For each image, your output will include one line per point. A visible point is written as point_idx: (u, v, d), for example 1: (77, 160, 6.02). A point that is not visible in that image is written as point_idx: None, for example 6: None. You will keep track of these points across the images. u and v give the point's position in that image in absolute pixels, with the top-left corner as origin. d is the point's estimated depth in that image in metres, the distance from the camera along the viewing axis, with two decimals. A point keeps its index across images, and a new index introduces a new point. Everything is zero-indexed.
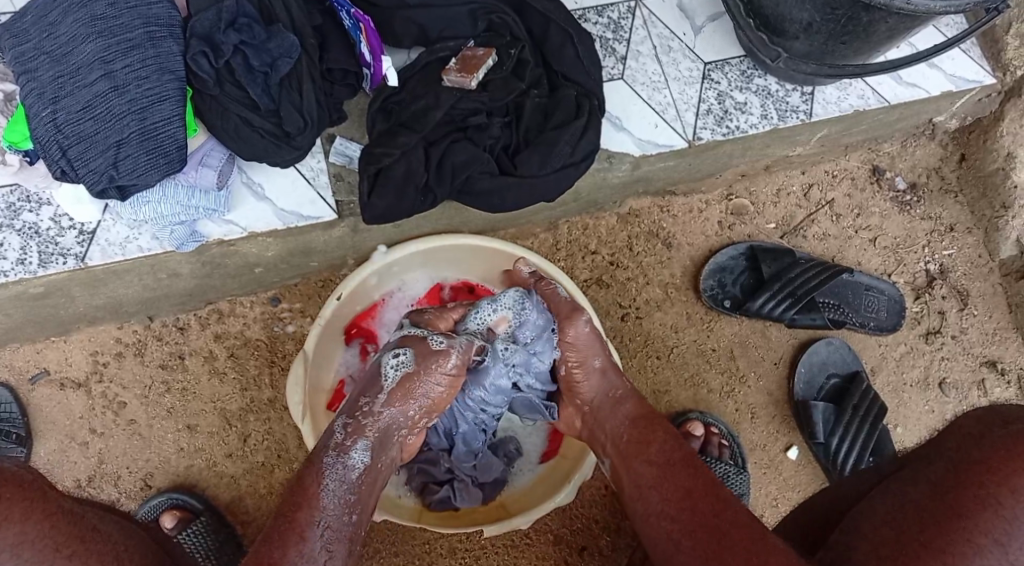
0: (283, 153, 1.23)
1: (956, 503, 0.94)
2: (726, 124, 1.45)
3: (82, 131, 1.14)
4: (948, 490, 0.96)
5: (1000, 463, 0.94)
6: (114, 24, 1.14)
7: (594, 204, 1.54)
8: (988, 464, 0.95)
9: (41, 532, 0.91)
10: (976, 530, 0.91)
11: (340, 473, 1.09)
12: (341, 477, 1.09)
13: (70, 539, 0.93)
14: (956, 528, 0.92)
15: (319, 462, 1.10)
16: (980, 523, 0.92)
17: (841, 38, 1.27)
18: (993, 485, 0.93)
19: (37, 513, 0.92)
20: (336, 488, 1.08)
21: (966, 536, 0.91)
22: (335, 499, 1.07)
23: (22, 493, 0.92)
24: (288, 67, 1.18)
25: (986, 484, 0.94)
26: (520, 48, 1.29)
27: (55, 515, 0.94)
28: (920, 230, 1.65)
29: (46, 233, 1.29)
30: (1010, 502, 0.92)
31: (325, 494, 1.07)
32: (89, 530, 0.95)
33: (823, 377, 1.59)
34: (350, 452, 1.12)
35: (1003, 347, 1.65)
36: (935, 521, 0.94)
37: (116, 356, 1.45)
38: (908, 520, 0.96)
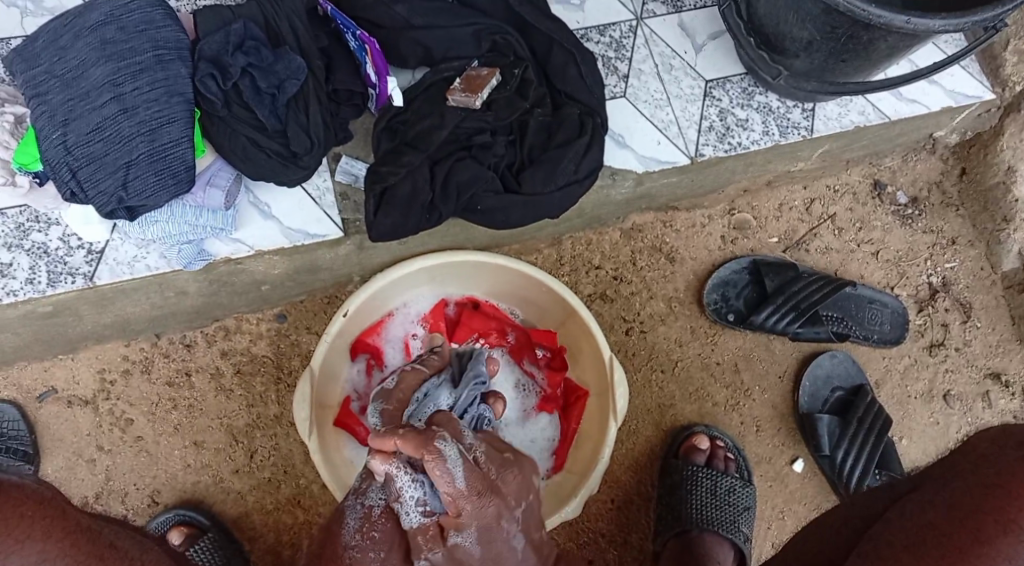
0: (289, 173, 1.24)
1: (976, 527, 0.94)
2: (727, 140, 1.46)
3: (91, 153, 1.15)
4: (965, 514, 0.96)
5: (1018, 484, 0.95)
6: (123, 47, 1.15)
7: (598, 220, 1.55)
8: (1007, 486, 0.95)
9: (62, 550, 0.92)
10: (996, 555, 0.92)
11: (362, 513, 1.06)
12: (362, 518, 1.05)
13: (89, 558, 0.94)
14: (978, 554, 0.93)
15: (341, 505, 1.08)
16: (1001, 549, 0.92)
17: (841, 55, 1.28)
18: (1016, 510, 0.93)
19: (58, 532, 0.92)
20: (356, 526, 1.04)
21: (987, 562, 0.92)
22: (358, 535, 1.03)
23: (42, 512, 0.92)
24: (295, 88, 1.20)
25: (1005, 508, 0.94)
26: (523, 68, 1.30)
27: (73, 534, 0.94)
28: (922, 244, 1.66)
29: (55, 253, 1.30)
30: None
31: (347, 533, 1.04)
32: (106, 548, 0.96)
33: (827, 391, 1.59)
34: (369, 493, 1.07)
35: (1007, 359, 1.65)
36: (956, 547, 0.94)
37: (124, 374, 1.46)
38: (927, 541, 0.97)
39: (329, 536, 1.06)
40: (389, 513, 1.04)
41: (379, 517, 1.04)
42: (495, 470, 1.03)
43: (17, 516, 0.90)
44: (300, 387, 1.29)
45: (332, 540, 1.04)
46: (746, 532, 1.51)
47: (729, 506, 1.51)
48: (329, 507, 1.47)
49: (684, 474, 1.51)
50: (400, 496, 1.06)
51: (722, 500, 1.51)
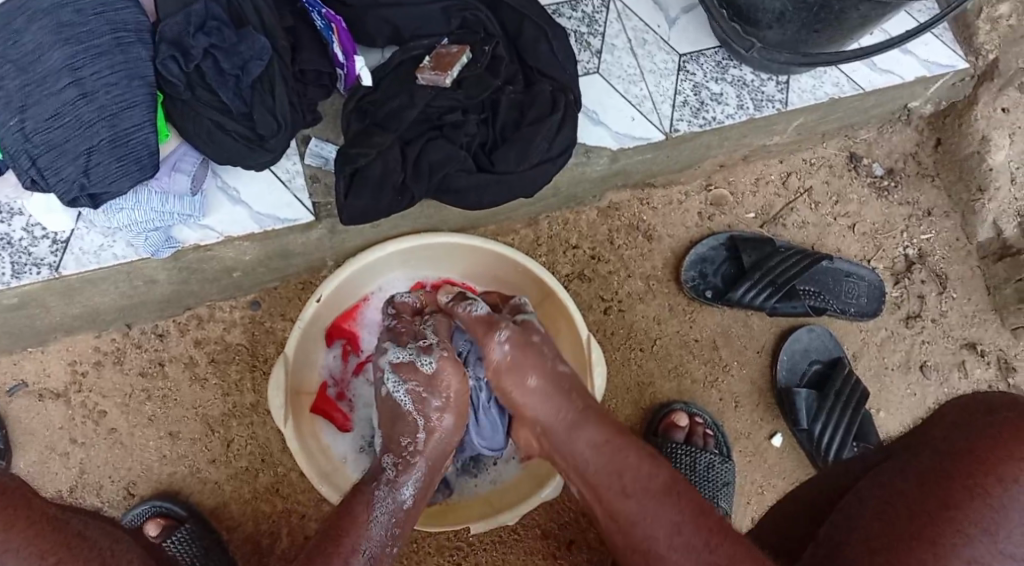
0: (256, 156, 1.22)
1: (944, 494, 0.95)
2: (702, 115, 1.45)
3: (50, 140, 1.12)
4: (935, 481, 0.97)
5: (988, 452, 0.96)
6: (81, 30, 1.12)
7: (573, 199, 1.54)
8: (976, 453, 0.96)
9: (23, 540, 0.90)
10: (967, 520, 0.92)
11: (389, 505, 1.12)
12: (392, 511, 1.12)
13: (55, 546, 0.92)
14: (946, 520, 0.93)
15: (364, 492, 1.13)
16: (969, 514, 0.92)
17: (813, 26, 1.27)
18: (982, 475, 0.94)
19: (20, 522, 0.91)
20: (383, 518, 1.11)
21: (956, 527, 0.92)
22: (383, 529, 1.10)
23: (5, 501, 0.91)
24: (259, 69, 1.17)
25: (973, 475, 0.95)
26: (494, 44, 1.28)
27: (38, 523, 0.92)
28: (898, 215, 1.66)
29: (18, 243, 1.27)
30: (997, 491, 0.93)
31: (373, 522, 1.09)
32: (73, 537, 0.94)
33: (805, 364, 1.59)
34: (400, 488, 1.15)
35: (983, 329, 1.66)
36: (927, 513, 0.94)
37: (96, 365, 1.43)
38: (896, 509, 0.97)
39: (347, 516, 1.10)
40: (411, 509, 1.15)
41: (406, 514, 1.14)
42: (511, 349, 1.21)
43: None
44: (274, 375, 1.27)
45: (353, 524, 1.08)
46: (726, 508, 1.52)
47: (708, 482, 1.52)
48: (308, 496, 1.45)
49: (664, 451, 1.52)
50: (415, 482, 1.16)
51: (700, 475, 1.52)
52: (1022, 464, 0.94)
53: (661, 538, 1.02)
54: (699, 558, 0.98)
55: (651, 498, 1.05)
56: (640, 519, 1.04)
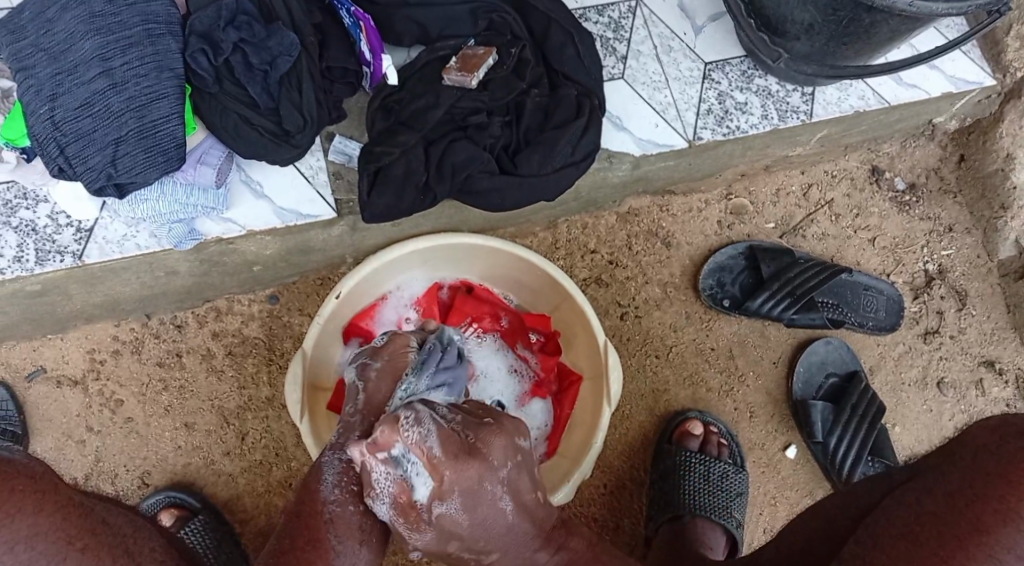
0: (282, 151, 1.22)
1: (975, 517, 0.94)
2: (726, 124, 1.45)
3: (79, 129, 1.13)
4: (966, 504, 0.95)
5: (1019, 474, 0.94)
6: (112, 21, 1.13)
7: (593, 204, 1.54)
8: (1008, 476, 0.94)
9: (53, 523, 0.90)
10: (999, 545, 0.92)
11: (337, 469, 1.08)
12: (341, 471, 1.07)
13: (82, 533, 0.92)
14: (977, 544, 0.93)
15: (317, 463, 1.09)
16: (1000, 538, 0.92)
17: (842, 39, 1.27)
18: (1015, 500, 0.93)
19: (50, 505, 0.91)
20: (334, 481, 1.06)
21: (987, 552, 0.92)
22: (334, 490, 1.06)
23: (35, 485, 0.91)
24: (288, 65, 1.18)
25: (1006, 498, 0.93)
26: (520, 47, 1.28)
27: (65, 507, 0.92)
28: (919, 230, 1.65)
29: (43, 230, 1.28)
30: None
31: (326, 488, 1.06)
32: (98, 523, 0.94)
33: (821, 376, 1.59)
34: (347, 448, 1.10)
35: (1001, 347, 1.65)
36: (957, 537, 0.94)
37: (114, 354, 1.44)
38: (926, 531, 0.97)
39: (308, 494, 1.07)
40: None
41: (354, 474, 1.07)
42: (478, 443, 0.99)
43: (8, 490, 0.88)
44: (291, 370, 1.27)
45: (310, 498, 1.06)
46: (739, 518, 1.51)
47: (721, 492, 1.51)
48: None
49: (678, 460, 1.51)
50: (371, 452, 1.10)
51: (714, 485, 1.51)
52: None
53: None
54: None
55: None
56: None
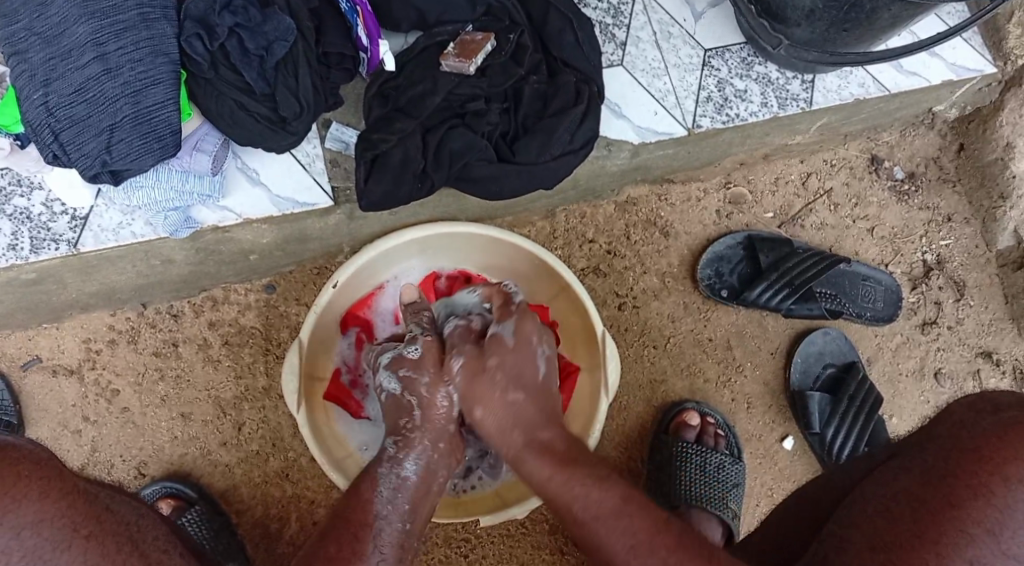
0: (279, 138, 1.22)
1: (949, 493, 0.94)
2: (725, 112, 1.44)
3: (73, 115, 1.12)
4: (941, 479, 0.96)
5: (992, 451, 0.95)
6: (106, 4, 1.12)
7: (591, 193, 1.53)
8: (981, 453, 0.95)
9: (58, 511, 0.90)
10: (969, 519, 0.91)
11: (394, 482, 1.11)
12: (398, 485, 1.11)
13: (87, 519, 0.92)
14: (949, 518, 0.92)
15: (372, 472, 1.12)
16: (974, 512, 0.92)
17: (842, 25, 1.26)
18: (988, 475, 0.93)
19: (55, 492, 0.91)
20: (389, 494, 1.09)
21: (959, 527, 0.91)
22: (388, 504, 1.08)
23: (39, 472, 0.91)
24: (283, 50, 1.16)
25: (978, 474, 0.94)
26: (519, 33, 1.27)
27: (71, 495, 0.92)
28: (918, 220, 1.65)
29: (37, 218, 1.27)
30: (1003, 490, 0.92)
31: (380, 501, 1.08)
32: (103, 510, 0.94)
33: (819, 366, 1.58)
34: (404, 463, 1.13)
35: (999, 338, 1.65)
36: (930, 513, 0.94)
37: (110, 343, 1.43)
38: (901, 508, 0.96)
39: (357, 498, 1.09)
40: (419, 482, 1.13)
41: (410, 488, 1.11)
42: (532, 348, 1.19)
43: (13, 475, 0.89)
44: (287, 359, 1.27)
45: (361, 505, 1.07)
46: (736, 508, 1.51)
47: (719, 482, 1.50)
48: (317, 481, 1.45)
49: (675, 451, 1.51)
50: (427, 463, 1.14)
51: (711, 476, 1.50)
52: None
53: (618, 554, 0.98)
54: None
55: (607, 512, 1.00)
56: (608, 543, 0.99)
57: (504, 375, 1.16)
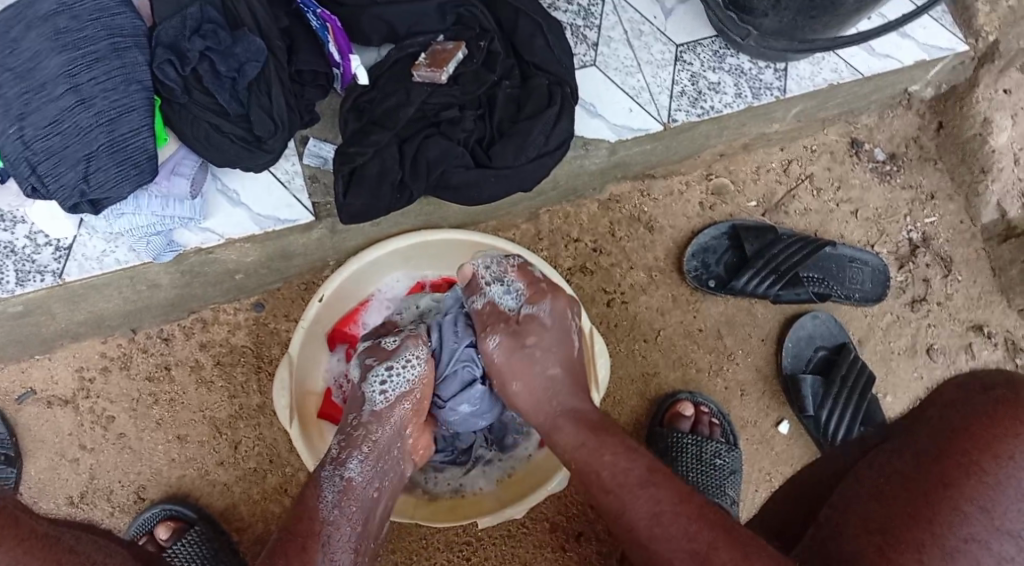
0: (255, 157, 1.22)
1: (941, 473, 0.96)
2: (700, 104, 1.45)
3: (49, 147, 1.12)
4: (932, 461, 0.97)
5: (982, 430, 0.97)
6: (77, 36, 1.12)
7: (574, 192, 1.53)
8: (972, 431, 0.97)
9: (14, 559, 0.89)
10: (962, 497, 0.93)
11: (337, 485, 1.10)
12: (341, 489, 1.10)
13: (44, 564, 0.91)
14: (943, 496, 0.94)
15: (316, 477, 1.11)
16: (966, 491, 0.93)
17: (809, 12, 1.27)
18: (977, 452, 0.95)
19: (8, 540, 0.90)
20: (333, 499, 1.09)
21: (953, 505, 0.93)
22: (334, 509, 1.08)
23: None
24: (256, 70, 1.17)
25: (968, 453, 0.96)
26: (489, 40, 1.28)
27: (28, 541, 0.91)
28: (902, 199, 1.65)
29: (21, 251, 1.28)
30: (993, 468, 0.94)
31: (325, 507, 1.08)
32: (65, 552, 0.93)
33: (810, 350, 1.59)
34: (347, 464, 1.12)
35: (989, 311, 1.65)
36: (922, 492, 0.95)
37: (102, 371, 1.44)
38: (895, 489, 0.97)
39: (304, 507, 1.08)
40: (364, 484, 1.12)
41: (355, 493, 1.10)
42: (498, 341, 1.21)
43: None
44: (279, 374, 1.27)
45: (308, 514, 1.07)
46: (734, 495, 1.51)
47: (715, 470, 1.51)
48: None
49: (670, 442, 1.52)
50: (372, 471, 1.14)
51: (707, 464, 1.51)
52: (1018, 441, 0.95)
53: (642, 529, 0.99)
54: (681, 546, 0.95)
55: (628, 487, 1.02)
56: (624, 512, 1.01)
57: (523, 385, 1.19)
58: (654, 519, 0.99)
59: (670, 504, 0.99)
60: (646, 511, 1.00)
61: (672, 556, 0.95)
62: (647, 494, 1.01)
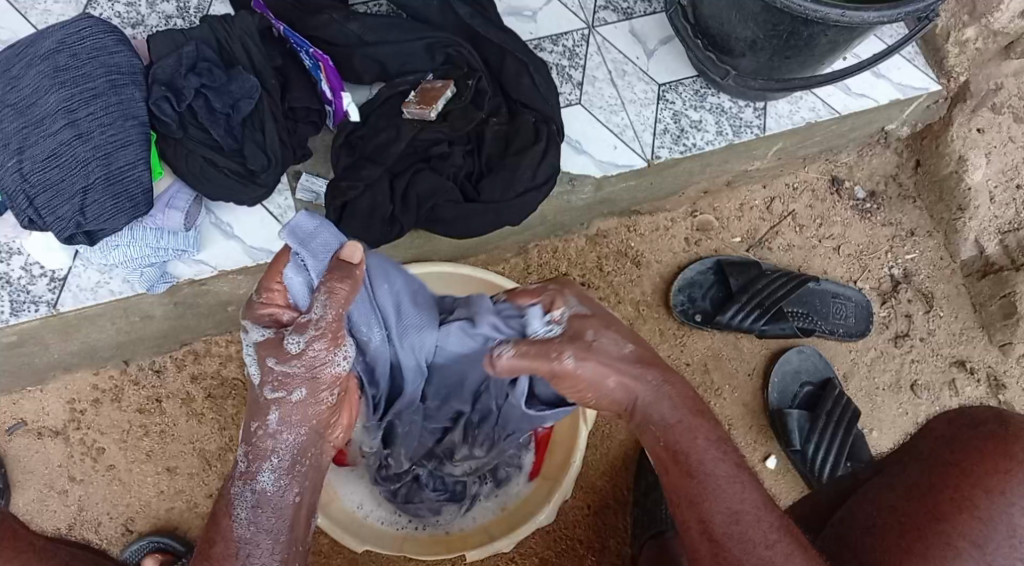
0: (249, 191, 1.25)
1: (933, 507, 1.01)
2: (682, 142, 1.49)
3: (47, 180, 1.15)
4: (924, 495, 1.03)
5: (972, 465, 1.02)
6: (76, 73, 1.16)
7: (562, 227, 1.57)
8: (962, 466, 1.02)
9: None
10: (956, 532, 0.98)
11: (251, 503, 0.91)
12: (256, 505, 0.91)
13: None
14: (936, 531, 0.99)
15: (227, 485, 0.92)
16: (957, 525, 0.98)
17: (784, 53, 1.31)
18: (967, 486, 1.01)
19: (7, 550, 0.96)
20: (247, 516, 0.91)
21: (946, 539, 0.98)
22: (251, 526, 0.91)
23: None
24: (250, 106, 1.22)
25: (959, 486, 1.01)
26: (477, 79, 1.32)
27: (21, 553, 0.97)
28: (882, 236, 1.69)
29: (17, 282, 1.31)
30: (984, 503, 0.99)
31: (239, 525, 0.91)
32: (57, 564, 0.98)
33: (796, 386, 1.61)
34: (257, 477, 0.90)
35: (971, 346, 1.67)
36: (916, 524, 1.00)
37: (94, 403, 1.45)
38: (889, 521, 1.02)
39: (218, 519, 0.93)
40: (282, 495, 0.91)
41: (269, 508, 0.91)
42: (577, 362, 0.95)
43: None
44: None
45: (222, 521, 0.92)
46: None
47: None
48: None
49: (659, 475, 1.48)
50: (288, 479, 0.91)
51: None
52: (1007, 476, 1.00)
53: (718, 523, 0.97)
54: (757, 553, 0.96)
55: (720, 479, 0.98)
56: (710, 501, 0.98)
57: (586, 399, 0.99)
58: (739, 514, 0.97)
59: (758, 507, 0.98)
60: (733, 507, 0.97)
61: (744, 559, 0.96)
62: (736, 490, 0.98)
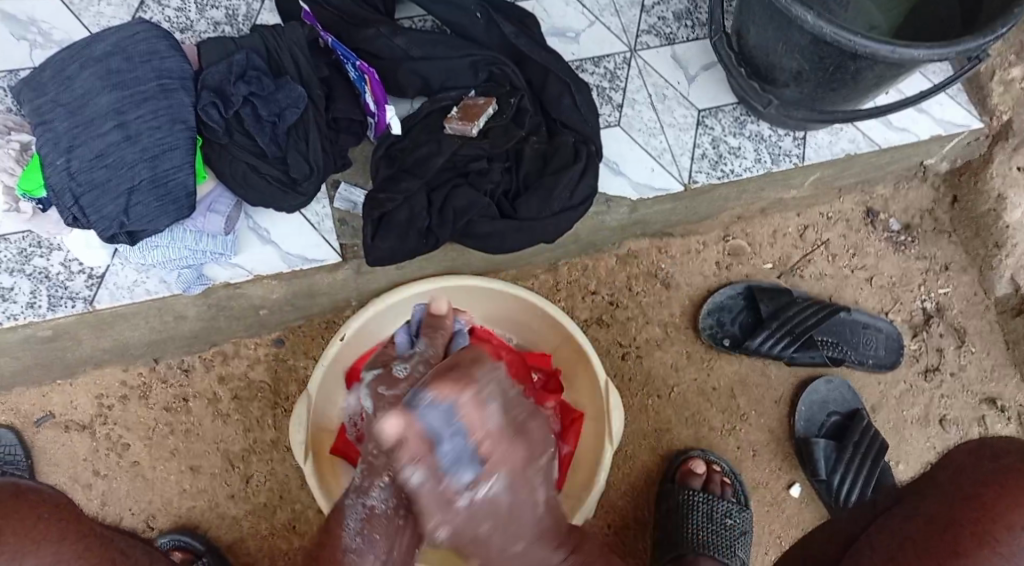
0: (288, 199, 1.26)
1: (952, 540, 0.97)
2: (720, 168, 1.49)
3: (93, 179, 1.17)
4: (943, 527, 0.98)
5: (994, 498, 0.98)
6: (128, 76, 1.18)
7: (594, 246, 1.57)
8: (983, 500, 0.98)
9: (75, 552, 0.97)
10: None
11: (359, 514, 1.03)
12: (363, 519, 1.02)
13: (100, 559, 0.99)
14: None
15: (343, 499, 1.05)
16: (978, 561, 0.94)
17: (829, 85, 1.31)
18: (988, 521, 0.96)
19: (73, 534, 0.98)
20: (356, 527, 1.02)
21: None
22: (358, 538, 1.02)
23: (59, 515, 0.99)
24: (295, 116, 1.23)
25: (979, 521, 0.97)
26: (519, 97, 1.33)
27: (88, 537, 1.00)
28: (915, 270, 1.68)
29: (55, 277, 1.32)
30: (1005, 539, 0.95)
31: (348, 535, 1.02)
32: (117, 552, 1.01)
33: (823, 415, 1.60)
34: (368, 492, 1.02)
35: (1003, 384, 1.66)
36: (934, 559, 0.96)
37: (122, 399, 1.46)
38: (907, 555, 0.98)
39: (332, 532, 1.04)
40: (390, 515, 1.01)
41: (376, 521, 1.02)
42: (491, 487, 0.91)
43: (33, 518, 0.97)
44: (296, 412, 1.30)
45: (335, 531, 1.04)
46: (743, 556, 1.52)
47: (725, 530, 1.52)
48: None
49: (681, 499, 1.51)
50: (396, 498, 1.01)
51: (718, 523, 1.51)
52: None
53: None
54: None
55: None
56: None
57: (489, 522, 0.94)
58: None
59: None
60: None
61: None
62: None
